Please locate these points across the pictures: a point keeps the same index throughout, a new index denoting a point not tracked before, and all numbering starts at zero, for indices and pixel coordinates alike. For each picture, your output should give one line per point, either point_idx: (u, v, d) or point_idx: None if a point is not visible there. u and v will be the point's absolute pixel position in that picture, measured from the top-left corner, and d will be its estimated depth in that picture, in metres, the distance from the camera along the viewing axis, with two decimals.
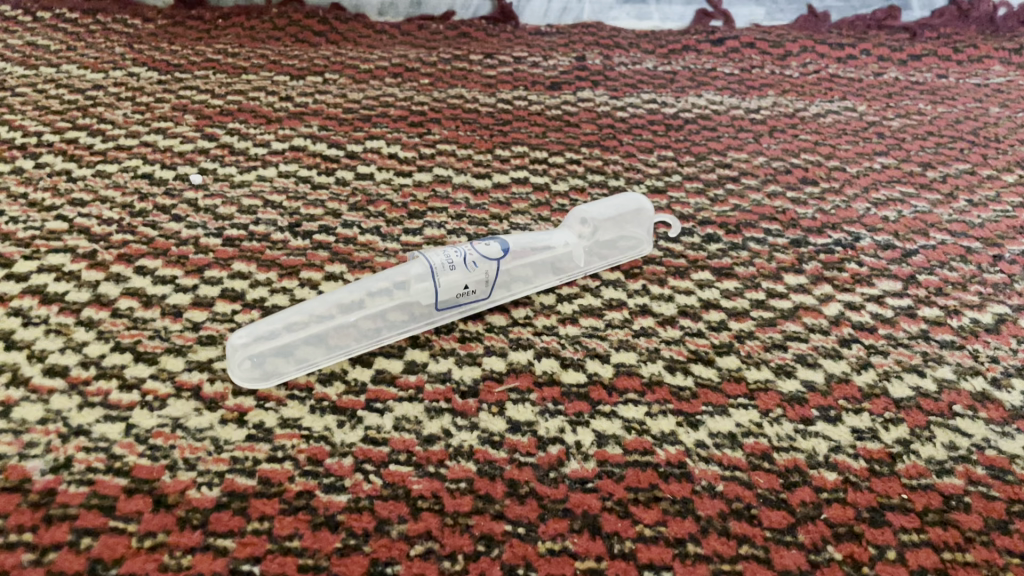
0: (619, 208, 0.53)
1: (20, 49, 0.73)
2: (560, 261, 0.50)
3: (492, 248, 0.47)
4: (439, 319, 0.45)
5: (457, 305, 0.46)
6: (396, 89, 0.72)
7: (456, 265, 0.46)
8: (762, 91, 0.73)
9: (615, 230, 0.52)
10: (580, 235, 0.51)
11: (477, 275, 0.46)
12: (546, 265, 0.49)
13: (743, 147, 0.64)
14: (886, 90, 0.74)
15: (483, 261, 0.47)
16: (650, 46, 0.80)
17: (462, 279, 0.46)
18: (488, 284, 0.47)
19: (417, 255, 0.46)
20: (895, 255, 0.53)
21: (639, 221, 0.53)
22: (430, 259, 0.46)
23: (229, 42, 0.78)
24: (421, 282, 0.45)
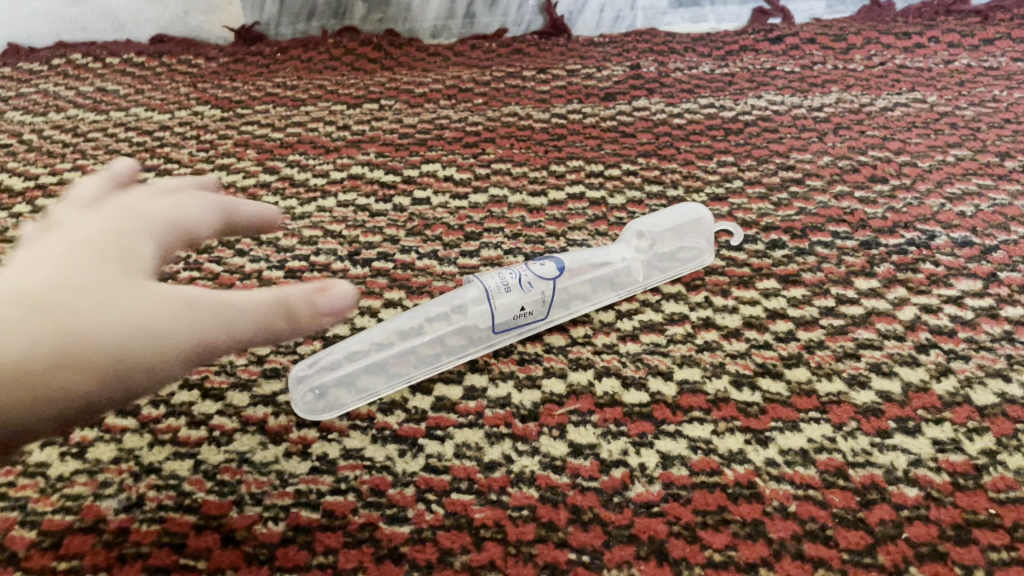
0: (674, 219, 0.52)
1: (92, 96, 0.77)
2: (619, 275, 0.49)
3: (547, 267, 0.47)
4: (497, 342, 0.45)
5: (514, 328, 0.45)
6: (451, 111, 0.72)
7: (511, 287, 0.45)
8: (825, 88, 0.71)
9: (672, 243, 0.51)
10: (638, 248, 0.50)
11: (534, 296, 0.46)
12: (602, 283, 0.49)
13: (806, 148, 0.62)
14: (958, 78, 0.70)
15: (539, 282, 0.46)
16: (706, 49, 0.79)
17: (518, 301, 0.45)
18: (545, 304, 0.46)
19: (473, 278, 0.46)
20: (974, 252, 0.50)
21: (696, 231, 0.52)
22: (484, 282, 0.46)
23: (287, 75, 0.79)
24: (477, 304, 0.45)
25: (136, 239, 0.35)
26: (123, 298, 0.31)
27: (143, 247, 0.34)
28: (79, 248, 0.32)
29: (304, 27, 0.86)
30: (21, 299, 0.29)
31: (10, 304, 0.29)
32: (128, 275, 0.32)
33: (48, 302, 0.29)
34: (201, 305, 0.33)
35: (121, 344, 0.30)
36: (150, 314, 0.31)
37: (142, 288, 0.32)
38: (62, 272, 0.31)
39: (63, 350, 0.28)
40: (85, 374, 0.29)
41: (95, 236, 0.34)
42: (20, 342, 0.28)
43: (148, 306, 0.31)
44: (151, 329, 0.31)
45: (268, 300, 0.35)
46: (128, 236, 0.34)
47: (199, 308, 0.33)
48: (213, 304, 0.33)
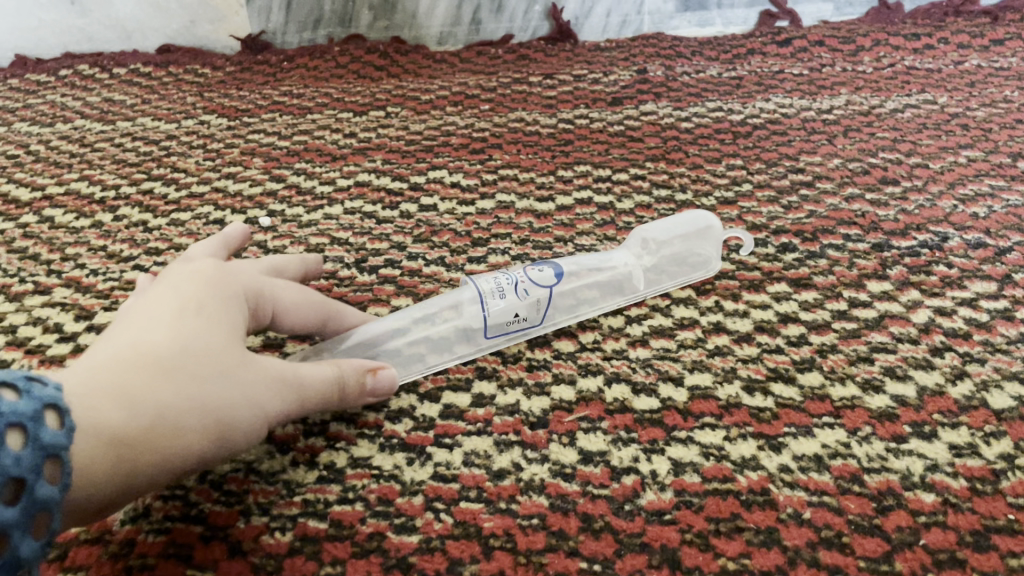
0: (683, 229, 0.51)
1: (99, 106, 0.77)
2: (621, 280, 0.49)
3: (546, 273, 0.47)
4: (487, 346, 0.45)
5: (506, 333, 0.45)
6: (457, 117, 0.72)
7: (506, 292, 0.45)
8: (834, 90, 0.70)
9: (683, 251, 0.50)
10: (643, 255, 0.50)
11: (528, 302, 0.45)
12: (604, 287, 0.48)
13: (816, 150, 0.62)
14: (969, 79, 0.70)
15: (535, 288, 0.46)
16: (713, 52, 0.79)
17: (511, 302, 0.45)
18: (540, 310, 0.46)
19: (469, 280, 0.46)
20: (988, 254, 0.49)
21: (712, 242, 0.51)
22: (478, 282, 0.46)
23: (293, 83, 0.79)
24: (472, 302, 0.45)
25: (228, 304, 0.36)
26: (222, 372, 0.33)
27: (234, 318, 0.36)
28: (177, 312, 0.34)
29: (310, 36, 0.86)
30: (143, 363, 0.31)
31: (141, 368, 0.31)
32: (228, 346, 0.34)
33: (177, 368, 0.32)
34: (274, 381, 0.35)
35: (215, 415, 0.32)
36: (246, 387, 0.34)
37: (233, 352, 0.34)
38: (177, 339, 0.33)
39: (174, 424, 0.31)
40: (199, 438, 0.32)
41: (192, 293, 0.35)
42: (150, 407, 0.30)
43: (252, 384, 0.34)
44: (242, 398, 0.33)
45: (328, 382, 0.38)
46: (221, 296, 0.36)
47: (273, 385, 0.35)
48: (287, 383, 0.36)
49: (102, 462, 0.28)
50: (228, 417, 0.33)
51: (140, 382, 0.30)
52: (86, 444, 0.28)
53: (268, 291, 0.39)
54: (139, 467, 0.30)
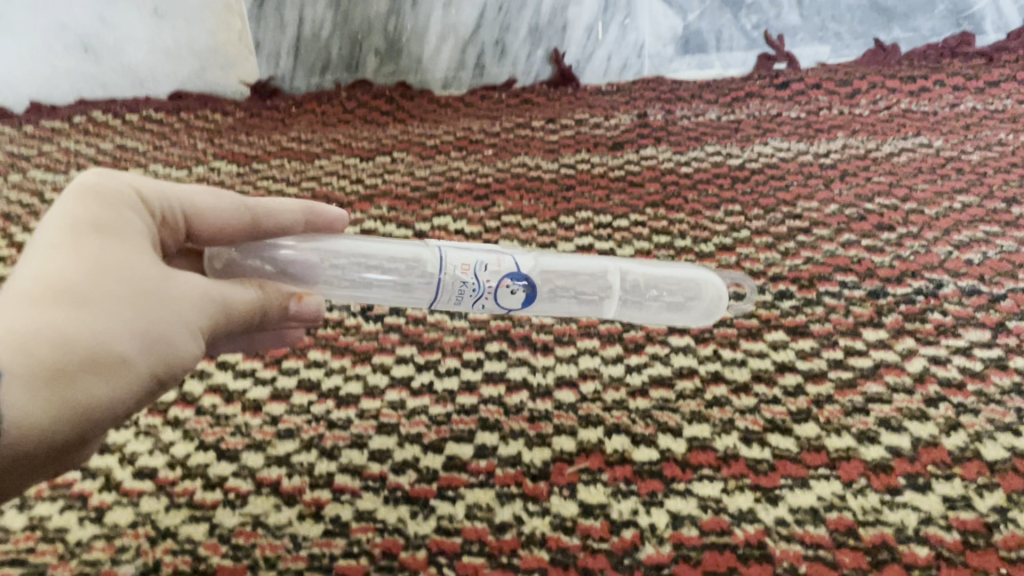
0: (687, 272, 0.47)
1: (112, 152, 0.79)
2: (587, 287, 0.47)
3: (514, 298, 0.44)
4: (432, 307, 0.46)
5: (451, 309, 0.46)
6: (461, 163, 0.74)
7: (461, 300, 0.43)
8: (831, 133, 0.71)
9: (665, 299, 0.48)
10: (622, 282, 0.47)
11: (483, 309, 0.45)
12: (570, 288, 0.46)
13: (813, 195, 0.63)
14: (964, 121, 0.71)
15: (494, 305, 0.44)
16: (712, 96, 0.80)
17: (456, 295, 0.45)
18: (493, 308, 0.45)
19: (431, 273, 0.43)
20: (982, 301, 0.50)
21: (714, 303, 0.48)
22: (446, 266, 0.43)
23: (302, 129, 0.81)
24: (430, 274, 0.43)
25: (126, 219, 0.34)
26: (142, 293, 0.32)
27: (136, 230, 0.34)
28: (70, 236, 0.32)
29: (318, 81, 0.88)
30: (49, 297, 0.29)
31: (58, 301, 0.29)
32: (140, 265, 0.32)
33: (93, 295, 0.30)
34: (199, 295, 0.34)
35: (149, 337, 0.31)
36: (174, 306, 0.33)
37: (149, 268, 0.33)
38: (86, 262, 0.31)
39: (108, 353, 0.30)
40: (139, 361, 0.31)
41: (82, 211, 0.33)
42: (79, 338, 0.29)
43: (180, 297, 0.33)
44: (173, 317, 0.33)
45: (253, 302, 0.38)
46: (116, 209, 0.34)
47: (201, 301, 0.34)
48: (213, 298, 0.35)
49: (39, 406, 0.27)
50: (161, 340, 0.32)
51: (59, 319, 0.29)
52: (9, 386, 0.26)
53: (172, 197, 0.37)
54: (83, 403, 0.29)
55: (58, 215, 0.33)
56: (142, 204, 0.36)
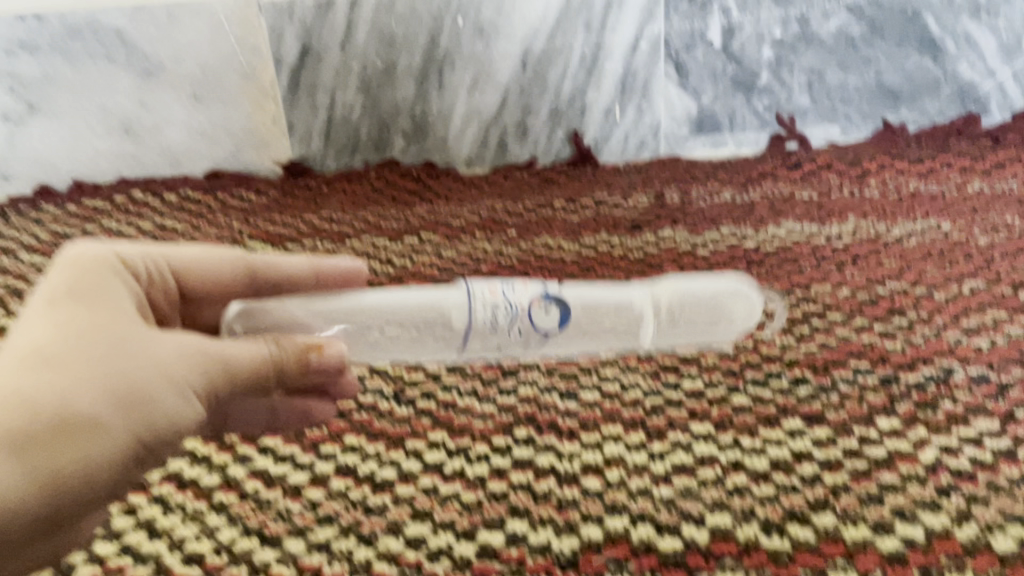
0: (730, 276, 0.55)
1: (153, 233, 0.83)
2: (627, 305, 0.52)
3: (550, 315, 0.49)
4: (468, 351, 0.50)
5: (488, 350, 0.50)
6: (486, 243, 0.77)
7: (497, 323, 0.49)
8: (842, 215, 0.74)
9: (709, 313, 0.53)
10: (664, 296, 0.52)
11: (519, 339, 0.49)
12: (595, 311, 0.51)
13: (826, 279, 0.65)
14: (971, 204, 0.74)
15: (530, 329, 0.49)
16: (727, 176, 0.84)
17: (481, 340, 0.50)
18: (528, 342, 0.50)
19: (465, 296, 0.49)
20: (991, 389, 0.52)
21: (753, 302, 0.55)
22: (474, 296, 0.49)
23: (333, 208, 0.86)
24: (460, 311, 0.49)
25: (109, 294, 0.41)
26: (108, 359, 0.38)
27: (119, 301, 0.42)
28: (59, 309, 0.39)
29: (348, 160, 0.93)
30: (37, 359, 0.36)
31: (44, 360, 0.36)
32: (121, 331, 0.39)
33: (75, 353, 0.37)
34: (173, 356, 0.40)
35: (127, 396, 0.37)
36: (150, 365, 0.39)
37: (128, 336, 0.39)
38: (71, 328, 0.38)
39: (84, 414, 0.36)
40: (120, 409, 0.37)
41: (72, 287, 0.41)
42: (48, 401, 0.35)
43: (163, 356, 0.40)
44: (143, 377, 0.38)
45: (257, 354, 0.43)
46: (97, 283, 0.42)
47: (176, 361, 0.40)
48: (190, 355, 0.41)
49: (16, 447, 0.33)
50: (131, 398, 0.38)
51: (42, 376, 0.36)
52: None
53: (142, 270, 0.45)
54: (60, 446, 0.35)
55: (50, 292, 0.40)
56: (119, 277, 0.43)
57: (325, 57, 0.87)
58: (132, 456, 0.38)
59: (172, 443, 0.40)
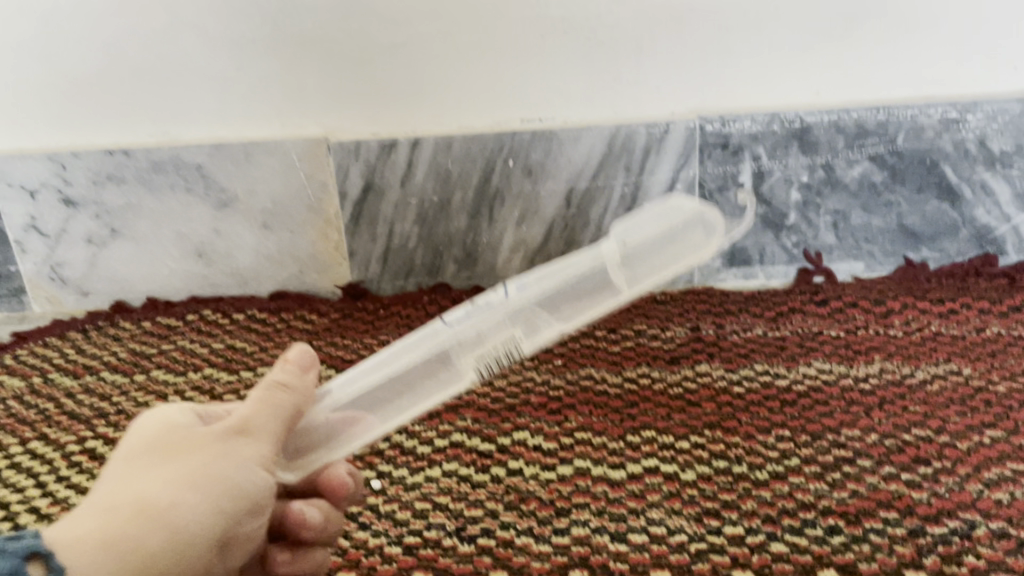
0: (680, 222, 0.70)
1: (224, 354, 0.90)
2: (584, 280, 0.65)
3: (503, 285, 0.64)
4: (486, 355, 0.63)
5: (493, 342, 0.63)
6: (534, 372, 0.83)
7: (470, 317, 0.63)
8: (868, 356, 0.80)
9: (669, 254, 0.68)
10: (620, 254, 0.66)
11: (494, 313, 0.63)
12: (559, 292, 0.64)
13: (855, 423, 0.70)
14: (990, 347, 0.79)
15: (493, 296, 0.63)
16: (758, 309, 0.90)
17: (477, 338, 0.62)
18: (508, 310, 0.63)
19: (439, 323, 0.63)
20: (1011, 545, 0.57)
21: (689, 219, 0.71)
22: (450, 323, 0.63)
23: (390, 332, 0.93)
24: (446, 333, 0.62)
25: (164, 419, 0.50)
26: (167, 462, 0.47)
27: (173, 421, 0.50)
28: (126, 447, 0.48)
29: (402, 283, 1.00)
30: (113, 486, 0.45)
31: (117, 486, 0.45)
32: (173, 441, 0.48)
33: (139, 472, 0.46)
34: (211, 440, 0.48)
35: (188, 482, 0.46)
36: (198, 458, 0.47)
37: (178, 443, 0.48)
38: (135, 457, 0.47)
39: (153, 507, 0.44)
40: (182, 493, 0.45)
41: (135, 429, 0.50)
42: (123, 510, 0.44)
43: (206, 446, 0.48)
44: (195, 467, 0.47)
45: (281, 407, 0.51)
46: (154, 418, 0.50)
47: (215, 442, 0.48)
48: (233, 436, 0.49)
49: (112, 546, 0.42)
50: (189, 482, 0.46)
51: (120, 495, 0.45)
52: (87, 543, 0.42)
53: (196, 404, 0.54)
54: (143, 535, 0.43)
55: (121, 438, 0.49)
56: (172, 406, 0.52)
57: (387, 194, 0.96)
58: (217, 523, 0.46)
59: (252, 506, 0.49)
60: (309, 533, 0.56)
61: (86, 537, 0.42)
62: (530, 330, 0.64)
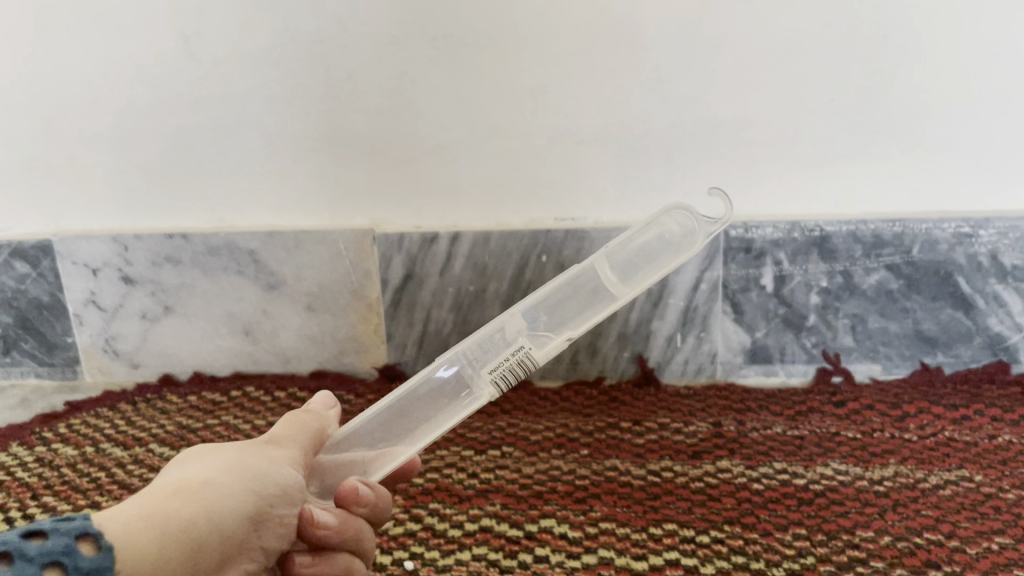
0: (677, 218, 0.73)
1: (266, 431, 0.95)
2: (579, 291, 0.72)
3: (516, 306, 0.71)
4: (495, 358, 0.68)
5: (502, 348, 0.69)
6: (561, 461, 0.87)
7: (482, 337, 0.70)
8: (883, 459, 0.83)
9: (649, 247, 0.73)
10: (607, 259, 0.72)
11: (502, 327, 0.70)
12: (555, 304, 0.71)
13: (869, 524, 0.73)
14: (1001, 455, 0.82)
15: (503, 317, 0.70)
16: (778, 407, 0.94)
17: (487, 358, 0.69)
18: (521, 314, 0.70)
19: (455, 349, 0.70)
20: None
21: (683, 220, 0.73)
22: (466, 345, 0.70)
23: None
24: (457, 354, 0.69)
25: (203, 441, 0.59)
26: (210, 454, 0.54)
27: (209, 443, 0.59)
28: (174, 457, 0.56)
29: None
30: (167, 475, 0.52)
31: (169, 473, 0.52)
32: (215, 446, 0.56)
33: (188, 463, 0.53)
34: (248, 446, 0.56)
35: (229, 465, 0.53)
36: (235, 452, 0.55)
37: (218, 446, 0.56)
38: (184, 457, 0.55)
39: (200, 479, 0.51)
40: (223, 471, 0.52)
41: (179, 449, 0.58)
42: (173, 482, 0.50)
43: (241, 446, 0.56)
44: (234, 456, 0.54)
45: (304, 430, 0.61)
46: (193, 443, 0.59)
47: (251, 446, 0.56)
48: (264, 443, 0.57)
49: (162, 501, 0.48)
50: (219, 469, 0.52)
51: (172, 476, 0.52)
52: (143, 501, 0.48)
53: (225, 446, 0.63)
54: (189, 496, 0.49)
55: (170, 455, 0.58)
56: None
57: (425, 283, 1.01)
58: (248, 500, 0.51)
59: (282, 493, 0.54)
60: (324, 531, 0.56)
61: (140, 499, 0.48)
62: (539, 344, 0.69)
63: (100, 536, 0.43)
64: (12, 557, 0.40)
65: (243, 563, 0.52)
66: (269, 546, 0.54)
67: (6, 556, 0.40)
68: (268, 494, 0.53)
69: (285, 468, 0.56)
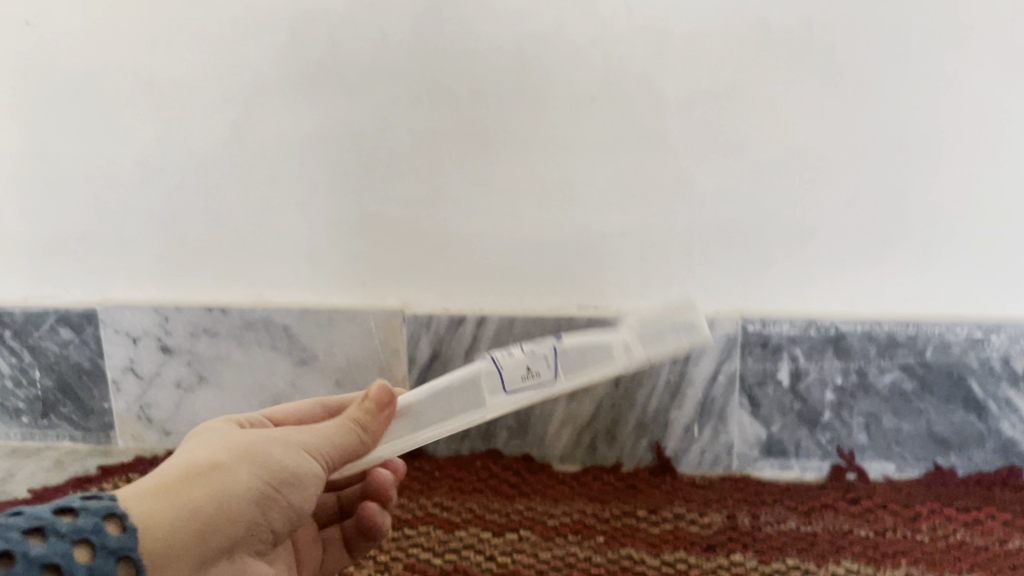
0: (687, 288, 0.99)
1: None
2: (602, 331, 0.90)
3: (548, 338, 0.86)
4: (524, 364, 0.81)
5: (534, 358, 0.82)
6: (577, 547, 0.89)
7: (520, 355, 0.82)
8: (895, 560, 0.84)
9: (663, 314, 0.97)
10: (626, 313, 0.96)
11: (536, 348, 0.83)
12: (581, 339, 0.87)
13: None
14: (1012, 560, 0.83)
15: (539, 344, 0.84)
16: (792, 501, 0.96)
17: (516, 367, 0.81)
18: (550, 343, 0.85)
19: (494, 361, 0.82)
20: None
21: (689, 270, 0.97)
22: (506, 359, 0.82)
23: (443, 494, 1.01)
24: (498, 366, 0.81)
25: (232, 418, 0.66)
26: (230, 440, 0.61)
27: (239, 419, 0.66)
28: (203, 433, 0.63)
29: (457, 445, 1.08)
30: (188, 454, 0.59)
31: (191, 452, 0.60)
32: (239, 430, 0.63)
33: (210, 445, 0.60)
34: (268, 434, 0.63)
35: (246, 454, 0.60)
36: (256, 440, 0.61)
37: (243, 430, 0.63)
38: (209, 438, 0.62)
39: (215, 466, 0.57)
40: (237, 459, 0.59)
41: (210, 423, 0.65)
42: (190, 464, 0.57)
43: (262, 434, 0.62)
44: (253, 445, 0.61)
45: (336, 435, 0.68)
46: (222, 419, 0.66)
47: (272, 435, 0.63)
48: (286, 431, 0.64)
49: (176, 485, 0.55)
50: (231, 458, 0.59)
51: (192, 456, 0.59)
52: (157, 482, 0.55)
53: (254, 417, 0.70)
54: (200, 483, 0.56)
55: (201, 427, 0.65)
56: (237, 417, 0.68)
57: (451, 363, 1.05)
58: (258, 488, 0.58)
59: (293, 481, 0.61)
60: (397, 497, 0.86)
61: (157, 480, 0.55)
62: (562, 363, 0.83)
63: (124, 518, 0.51)
64: (47, 534, 0.48)
65: (250, 541, 0.59)
66: (279, 527, 0.62)
67: (43, 532, 0.48)
68: (277, 482, 0.60)
69: (297, 455, 0.62)
